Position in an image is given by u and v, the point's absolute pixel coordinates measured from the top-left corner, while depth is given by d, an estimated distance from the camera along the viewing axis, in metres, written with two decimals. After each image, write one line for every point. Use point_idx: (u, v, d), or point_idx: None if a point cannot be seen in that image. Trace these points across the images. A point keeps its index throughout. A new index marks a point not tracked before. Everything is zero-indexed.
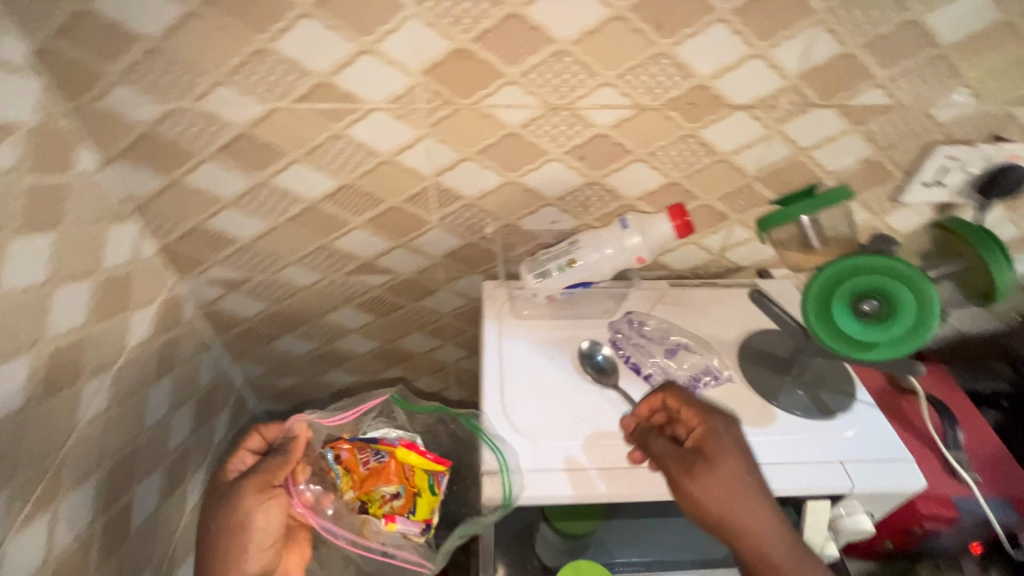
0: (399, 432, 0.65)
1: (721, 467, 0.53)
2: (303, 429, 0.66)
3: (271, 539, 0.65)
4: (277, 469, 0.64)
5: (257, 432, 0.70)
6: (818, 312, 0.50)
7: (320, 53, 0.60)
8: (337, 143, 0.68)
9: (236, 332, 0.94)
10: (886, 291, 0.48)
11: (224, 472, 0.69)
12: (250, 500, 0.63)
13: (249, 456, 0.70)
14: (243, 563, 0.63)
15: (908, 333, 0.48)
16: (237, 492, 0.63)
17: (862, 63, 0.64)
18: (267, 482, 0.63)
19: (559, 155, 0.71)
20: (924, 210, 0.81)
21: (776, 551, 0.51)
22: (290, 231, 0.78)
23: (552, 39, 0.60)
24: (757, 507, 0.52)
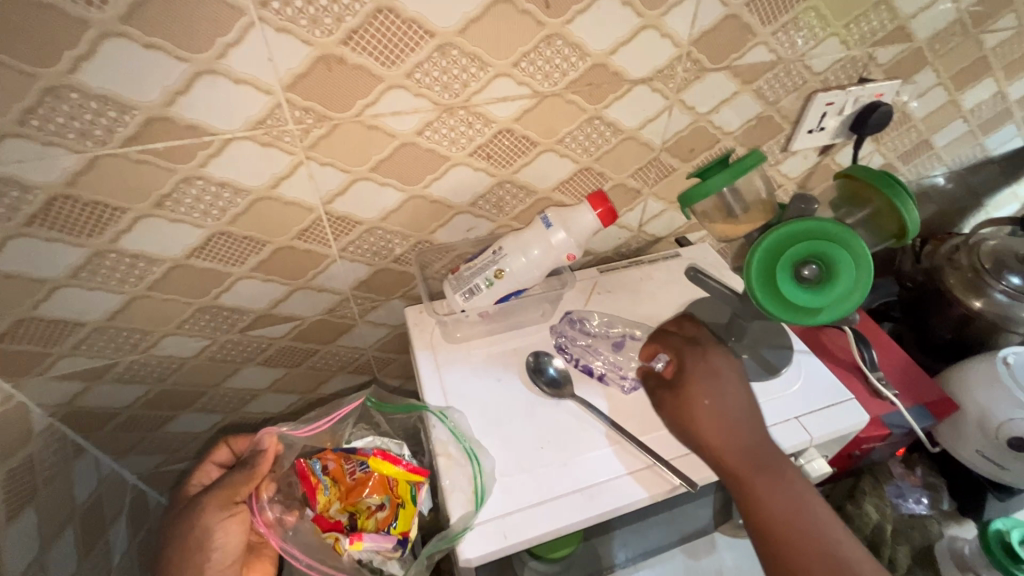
0: (386, 440, 0.60)
1: (690, 388, 0.56)
2: (272, 442, 0.61)
3: (232, 561, 0.59)
4: (242, 482, 0.59)
5: (226, 442, 0.68)
6: (764, 287, 0.49)
7: (143, 80, 0.47)
8: (192, 187, 0.55)
9: (111, 427, 0.77)
10: (826, 256, 0.47)
11: (184, 488, 0.65)
12: (211, 515, 0.58)
13: (214, 470, 0.67)
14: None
15: (850, 289, 0.47)
16: (197, 504, 0.59)
17: (746, 22, 0.64)
18: (230, 496, 0.58)
19: (462, 158, 0.64)
20: (810, 154, 0.86)
21: (733, 456, 0.52)
22: (157, 299, 0.64)
23: (433, 32, 0.52)
24: (727, 420, 0.54)
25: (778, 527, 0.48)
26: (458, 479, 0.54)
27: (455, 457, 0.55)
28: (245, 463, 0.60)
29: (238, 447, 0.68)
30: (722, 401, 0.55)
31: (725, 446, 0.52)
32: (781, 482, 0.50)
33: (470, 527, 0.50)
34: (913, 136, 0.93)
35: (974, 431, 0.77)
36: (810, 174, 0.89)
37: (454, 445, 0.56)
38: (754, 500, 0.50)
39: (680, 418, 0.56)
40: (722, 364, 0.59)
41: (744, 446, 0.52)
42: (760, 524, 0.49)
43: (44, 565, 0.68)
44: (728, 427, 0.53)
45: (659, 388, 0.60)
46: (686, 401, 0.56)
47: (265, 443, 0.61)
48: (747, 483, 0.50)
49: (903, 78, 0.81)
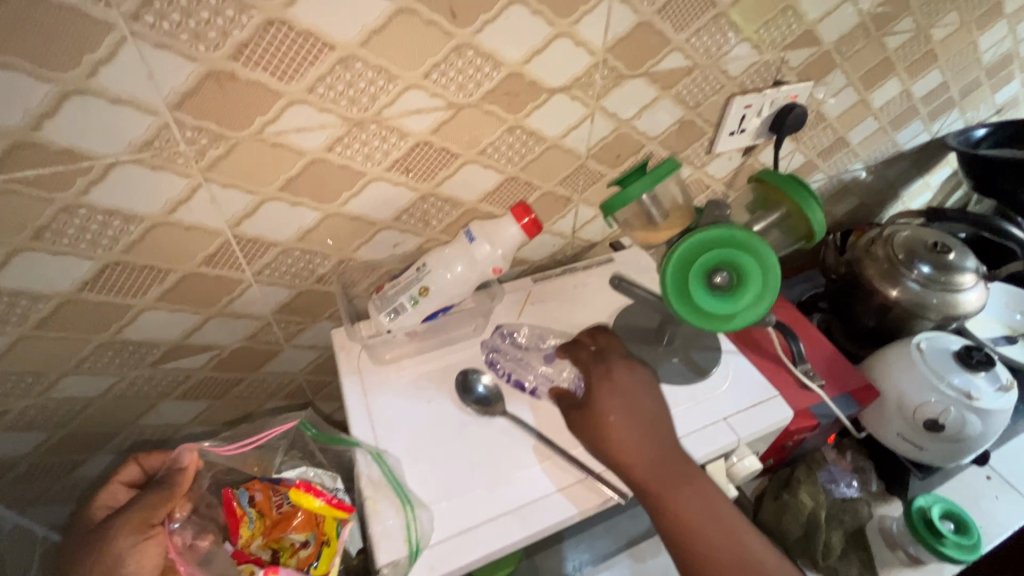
0: (319, 473, 0.56)
1: (600, 406, 0.56)
2: (193, 458, 0.55)
3: None
4: (162, 501, 0.52)
5: (136, 458, 0.61)
6: (677, 293, 0.49)
7: (0, 103, 0.42)
8: (74, 217, 0.51)
9: (9, 478, 0.70)
10: (735, 263, 0.48)
11: (89, 511, 0.57)
12: (119, 539, 0.50)
13: (121, 490, 0.59)
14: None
15: (756, 297, 0.48)
16: (106, 529, 0.51)
17: (659, 29, 0.65)
18: (146, 519, 0.51)
19: (379, 173, 0.61)
20: (734, 155, 0.88)
21: (640, 468, 0.52)
22: (49, 339, 0.59)
23: (333, 45, 0.49)
24: (634, 433, 0.54)
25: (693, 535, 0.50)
26: (388, 523, 0.50)
27: (382, 497, 0.52)
28: (162, 481, 0.53)
29: (152, 463, 0.61)
30: (632, 417, 0.55)
31: (635, 460, 0.53)
32: (689, 487, 0.52)
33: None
34: (830, 135, 0.97)
35: (895, 415, 0.80)
36: (736, 174, 0.92)
37: (381, 480, 0.53)
38: (670, 512, 0.51)
39: (594, 437, 0.55)
40: (625, 377, 0.59)
41: (656, 458, 0.53)
42: (676, 534, 0.50)
43: None
44: (638, 440, 0.54)
45: (570, 407, 0.59)
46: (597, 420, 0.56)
47: (186, 460, 0.55)
48: (662, 497, 0.51)
49: (815, 80, 0.84)
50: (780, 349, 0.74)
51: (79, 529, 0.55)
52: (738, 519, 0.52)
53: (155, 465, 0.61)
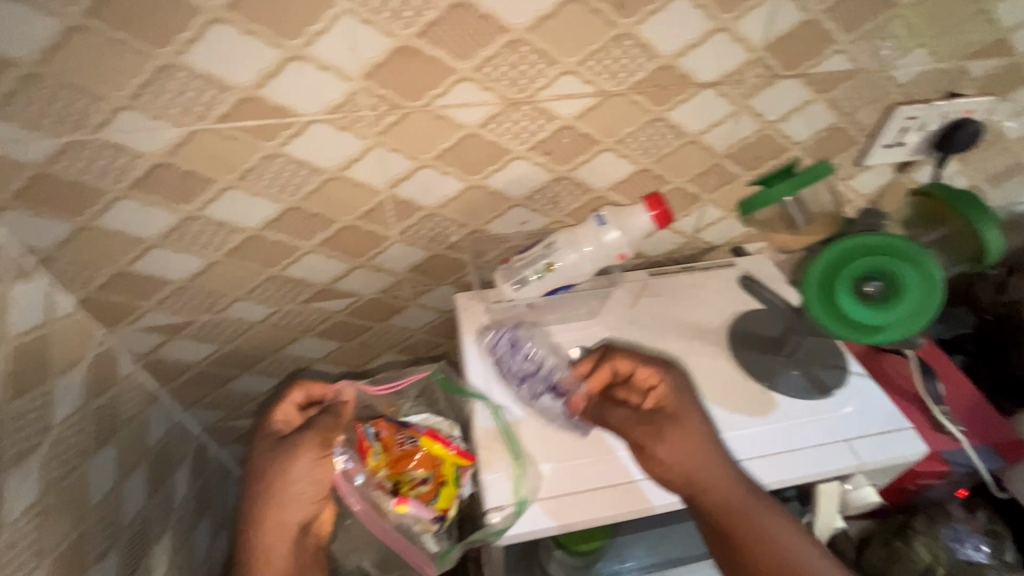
0: (440, 421, 0.64)
1: (675, 425, 0.56)
2: (351, 394, 0.64)
3: (320, 494, 0.60)
4: (331, 429, 0.61)
5: (303, 384, 0.65)
6: (825, 292, 0.46)
7: (240, 62, 0.51)
8: (273, 164, 0.60)
9: (183, 379, 0.84)
10: (895, 275, 0.45)
11: (269, 425, 0.63)
12: (304, 456, 0.59)
13: (293, 412, 0.64)
14: (287, 516, 0.59)
15: (911, 314, 0.45)
16: (293, 445, 0.60)
17: (825, 29, 0.62)
18: (322, 441, 0.60)
19: (523, 152, 0.65)
20: (885, 170, 0.81)
21: (727, 490, 0.52)
22: (233, 266, 0.70)
23: (506, 28, 0.54)
24: (711, 454, 0.54)
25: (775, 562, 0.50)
26: (500, 474, 0.55)
27: (495, 449, 0.56)
28: (328, 410, 0.62)
29: (316, 390, 0.65)
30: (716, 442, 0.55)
31: (720, 483, 0.52)
32: (768, 509, 0.52)
33: (510, 524, 0.52)
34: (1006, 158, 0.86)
35: None
36: (883, 192, 0.85)
37: (495, 434, 0.58)
38: (756, 536, 0.51)
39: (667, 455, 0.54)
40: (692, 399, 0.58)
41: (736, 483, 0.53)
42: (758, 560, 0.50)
43: (119, 496, 0.74)
44: (717, 463, 0.53)
45: (634, 422, 0.57)
46: (674, 443, 0.54)
47: (343, 396, 0.63)
48: (747, 520, 0.51)
49: (998, 95, 0.75)
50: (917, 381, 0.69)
51: (264, 437, 0.63)
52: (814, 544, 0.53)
53: (318, 392, 0.65)
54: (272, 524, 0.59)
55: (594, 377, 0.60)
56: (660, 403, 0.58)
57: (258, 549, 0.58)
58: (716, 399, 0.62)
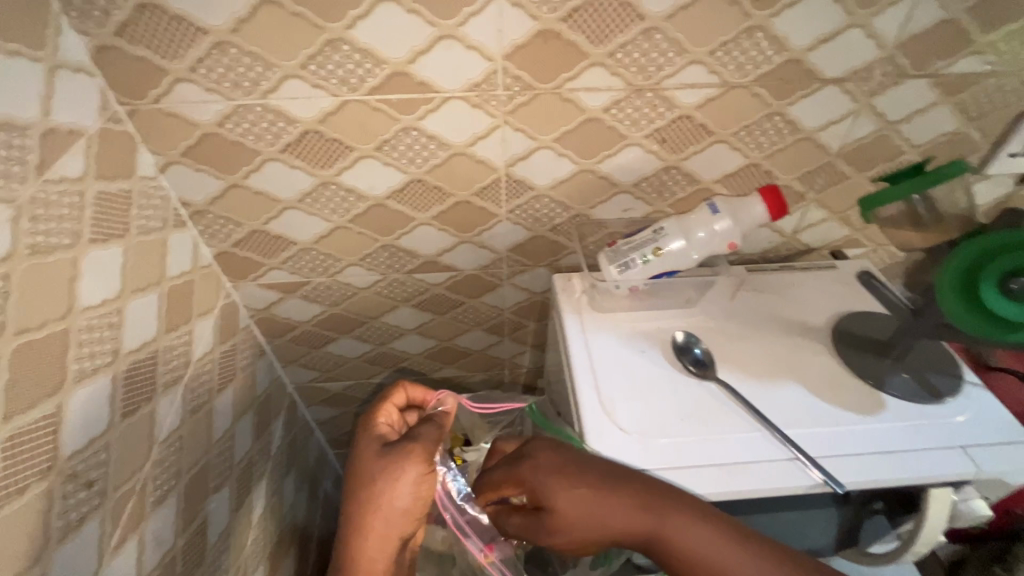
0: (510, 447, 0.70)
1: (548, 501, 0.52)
2: (452, 403, 0.68)
3: (420, 508, 0.61)
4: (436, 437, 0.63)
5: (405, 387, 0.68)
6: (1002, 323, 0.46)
7: (398, 39, 0.56)
8: (408, 136, 0.64)
9: (288, 337, 0.91)
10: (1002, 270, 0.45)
11: (374, 424, 0.64)
12: (413, 468, 0.59)
13: (395, 413, 0.67)
14: (389, 528, 0.59)
15: None
16: (400, 451, 0.60)
17: (964, 28, 0.61)
18: (428, 448, 0.61)
19: (638, 139, 0.67)
20: (1006, 181, 0.78)
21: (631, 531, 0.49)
22: (352, 232, 0.75)
23: (644, 15, 0.56)
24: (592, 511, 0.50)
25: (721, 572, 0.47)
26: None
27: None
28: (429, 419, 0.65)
29: (417, 395, 0.69)
30: (575, 482, 0.51)
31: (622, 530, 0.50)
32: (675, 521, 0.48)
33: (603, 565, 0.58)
34: None
35: None
36: (1001, 205, 0.81)
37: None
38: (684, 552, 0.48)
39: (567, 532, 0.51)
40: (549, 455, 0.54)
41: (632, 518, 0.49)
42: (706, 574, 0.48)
43: (233, 436, 0.81)
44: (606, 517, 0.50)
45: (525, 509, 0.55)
46: (552, 518, 0.52)
47: (445, 405, 0.68)
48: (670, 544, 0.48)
49: None
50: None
51: (369, 437, 0.63)
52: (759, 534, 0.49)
53: (419, 397, 0.69)
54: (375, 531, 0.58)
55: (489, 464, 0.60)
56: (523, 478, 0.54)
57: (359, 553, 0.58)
58: (823, 395, 0.61)
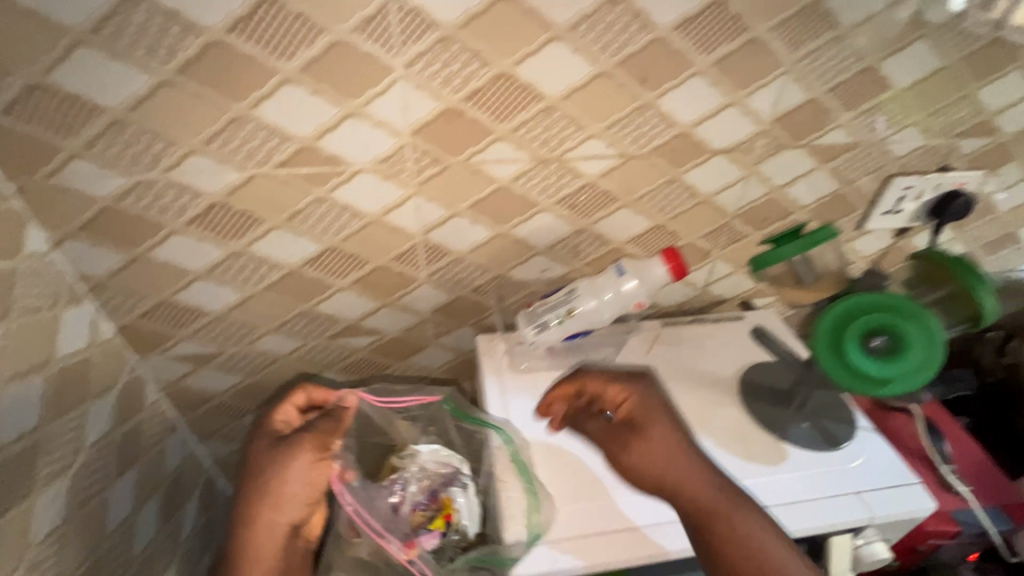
0: (447, 455, 0.67)
1: (649, 432, 0.61)
2: (353, 400, 0.70)
3: (311, 494, 0.65)
4: (330, 433, 0.67)
5: (306, 387, 0.72)
6: (869, 374, 0.48)
7: (304, 118, 0.57)
8: (321, 207, 0.65)
9: (204, 410, 0.86)
10: (868, 326, 0.49)
11: (271, 424, 0.71)
12: (302, 456, 0.65)
13: (293, 413, 0.72)
14: (283, 509, 0.65)
15: (908, 317, 0.48)
16: (293, 445, 0.66)
17: (828, 106, 0.69)
18: (318, 441, 0.66)
19: (549, 205, 0.71)
20: (884, 235, 0.86)
21: (708, 496, 0.55)
22: (268, 300, 0.73)
23: (541, 96, 0.60)
24: (684, 462, 0.58)
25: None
26: (512, 494, 0.59)
27: (508, 476, 0.61)
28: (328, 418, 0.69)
29: (318, 395, 0.72)
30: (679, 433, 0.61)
31: (699, 496, 0.55)
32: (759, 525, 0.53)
33: (524, 554, 0.55)
34: (999, 228, 0.89)
35: None
36: (884, 255, 0.89)
37: (508, 461, 0.62)
38: (738, 542, 0.52)
39: (647, 466, 0.58)
40: (648, 395, 0.64)
41: (711, 493, 0.55)
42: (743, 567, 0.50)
43: (133, 524, 0.75)
44: (699, 475, 0.57)
45: (606, 436, 0.63)
46: (645, 451, 0.59)
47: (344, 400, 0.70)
48: (737, 528, 0.53)
49: (991, 168, 0.80)
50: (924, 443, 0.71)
51: (265, 435, 0.70)
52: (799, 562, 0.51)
53: (320, 398, 0.72)
54: (268, 514, 0.65)
55: (561, 388, 0.66)
56: (629, 414, 0.63)
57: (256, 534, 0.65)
58: (728, 449, 0.64)
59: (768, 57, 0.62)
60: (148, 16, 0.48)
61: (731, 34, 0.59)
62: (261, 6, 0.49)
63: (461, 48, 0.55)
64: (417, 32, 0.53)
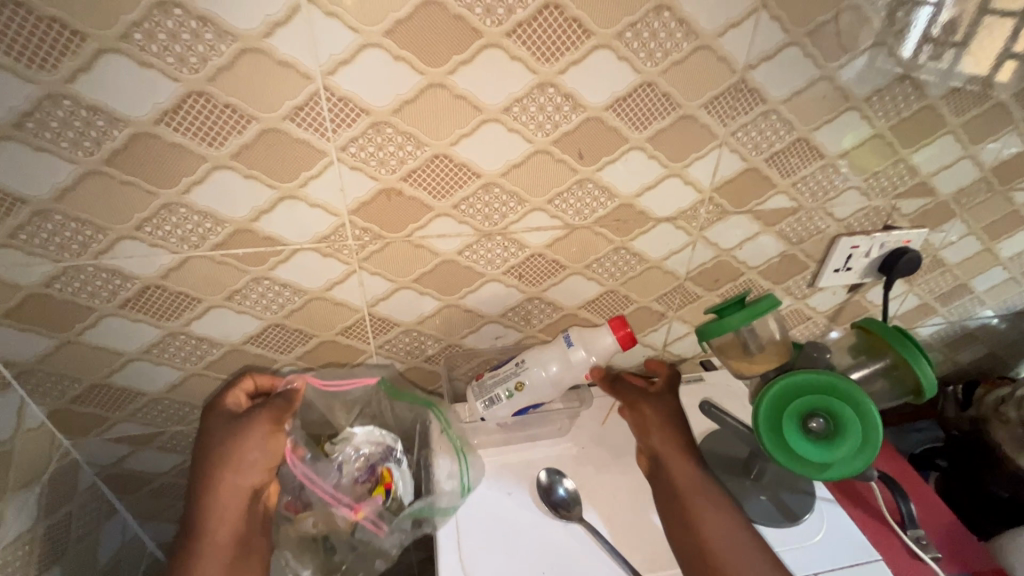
0: (383, 434, 0.69)
1: (659, 407, 0.67)
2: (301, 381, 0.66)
3: (269, 463, 0.60)
4: (285, 410, 0.63)
5: (253, 373, 0.67)
6: (813, 450, 0.51)
7: (238, 202, 0.56)
8: (260, 285, 0.64)
9: (145, 491, 0.82)
10: (811, 407, 0.52)
11: (218, 406, 0.63)
12: (259, 427, 0.60)
13: (243, 397, 0.65)
14: (240, 481, 0.59)
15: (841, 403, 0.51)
16: (251, 418, 0.61)
17: (766, 174, 0.70)
18: (277, 417, 0.62)
19: (497, 276, 0.70)
20: (838, 291, 0.87)
21: (682, 468, 0.62)
22: (209, 378, 0.71)
23: (479, 173, 0.60)
24: (676, 441, 0.64)
25: (716, 558, 0.55)
26: (443, 459, 0.65)
27: (440, 445, 0.67)
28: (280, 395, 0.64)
29: (265, 380, 0.67)
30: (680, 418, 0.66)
31: (675, 474, 0.62)
32: (713, 508, 0.58)
33: (459, 501, 0.63)
34: (951, 281, 0.90)
35: None
36: (840, 310, 0.90)
37: (440, 433, 0.68)
38: (698, 521, 0.57)
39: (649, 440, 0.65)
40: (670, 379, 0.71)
41: (685, 473, 0.61)
42: (701, 541, 0.56)
43: None
44: (680, 455, 0.63)
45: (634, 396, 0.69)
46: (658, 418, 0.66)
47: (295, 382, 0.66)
48: (694, 508, 0.58)
49: (935, 226, 0.82)
50: (883, 507, 0.65)
51: (214, 415, 0.62)
52: (745, 544, 0.55)
53: (267, 382, 0.67)
54: (225, 488, 0.58)
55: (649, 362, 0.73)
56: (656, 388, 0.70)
57: (211, 512, 0.57)
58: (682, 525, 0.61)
59: (701, 131, 0.64)
60: (71, 111, 0.48)
61: (663, 112, 0.61)
62: (187, 99, 0.49)
63: (394, 131, 0.55)
64: (349, 118, 0.54)
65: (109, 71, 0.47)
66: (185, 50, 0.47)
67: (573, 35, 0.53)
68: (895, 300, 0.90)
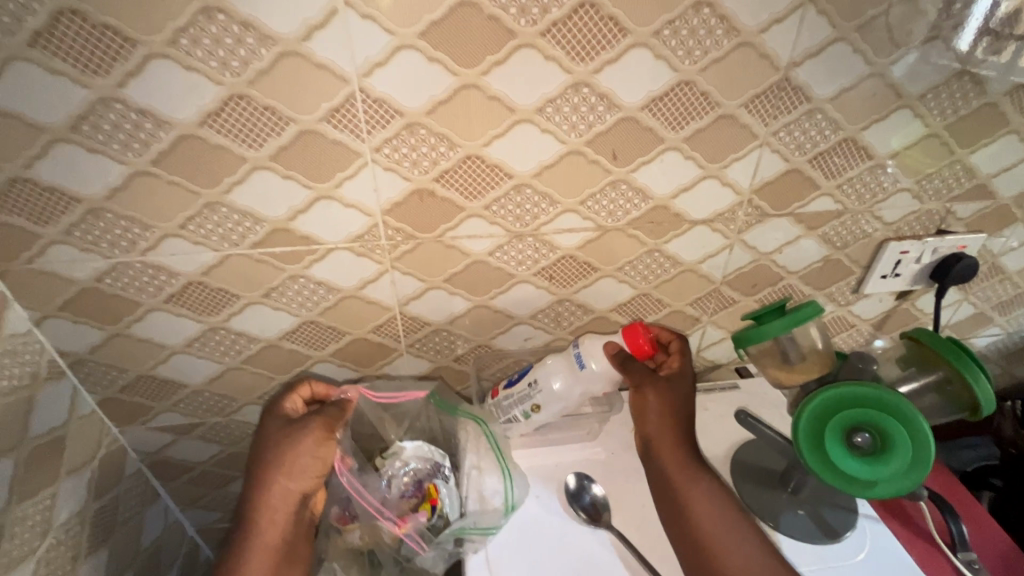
0: (431, 449, 0.68)
1: (665, 392, 0.65)
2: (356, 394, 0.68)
3: (319, 471, 0.61)
4: (337, 417, 0.64)
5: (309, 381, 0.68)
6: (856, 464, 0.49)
7: (276, 201, 0.58)
8: (296, 283, 0.65)
9: (186, 478, 0.85)
10: (857, 422, 0.50)
11: (277, 408, 0.66)
12: (310, 434, 0.62)
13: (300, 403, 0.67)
14: (290, 485, 0.60)
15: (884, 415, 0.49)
16: (302, 424, 0.62)
17: (809, 175, 0.67)
18: (328, 425, 0.63)
19: (527, 277, 0.70)
20: (885, 297, 0.83)
21: (677, 454, 0.62)
22: (247, 372, 0.73)
23: (511, 174, 0.60)
24: (676, 426, 0.64)
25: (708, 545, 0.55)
26: (487, 473, 0.63)
27: (484, 458, 0.64)
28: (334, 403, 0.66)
29: (321, 390, 0.69)
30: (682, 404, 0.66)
31: (670, 459, 0.62)
32: (706, 495, 0.59)
33: (502, 520, 0.61)
34: (1011, 289, 0.85)
35: None
36: (887, 317, 0.85)
37: (487, 446, 0.65)
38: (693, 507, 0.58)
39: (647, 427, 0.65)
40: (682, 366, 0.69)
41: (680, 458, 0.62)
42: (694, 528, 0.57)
43: None
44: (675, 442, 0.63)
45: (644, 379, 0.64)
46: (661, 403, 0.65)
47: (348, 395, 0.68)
48: (684, 492, 0.59)
49: (993, 231, 0.77)
50: (932, 526, 0.61)
51: (273, 418, 0.65)
52: (737, 533, 0.56)
53: (323, 392, 0.69)
54: (276, 489, 0.59)
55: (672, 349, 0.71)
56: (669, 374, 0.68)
57: (263, 512, 0.59)
58: None
59: (741, 131, 0.62)
60: (122, 114, 0.50)
61: (701, 111, 0.59)
62: (229, 102, 0.51)
63: (428, 132, 0.56)
64: (383, 119, 0.54)
65: (157, 75, 0.49)
66: (228, 55, 0.49)
67: (608, 34, 0.52)
68: (948, 308, 0.85)
